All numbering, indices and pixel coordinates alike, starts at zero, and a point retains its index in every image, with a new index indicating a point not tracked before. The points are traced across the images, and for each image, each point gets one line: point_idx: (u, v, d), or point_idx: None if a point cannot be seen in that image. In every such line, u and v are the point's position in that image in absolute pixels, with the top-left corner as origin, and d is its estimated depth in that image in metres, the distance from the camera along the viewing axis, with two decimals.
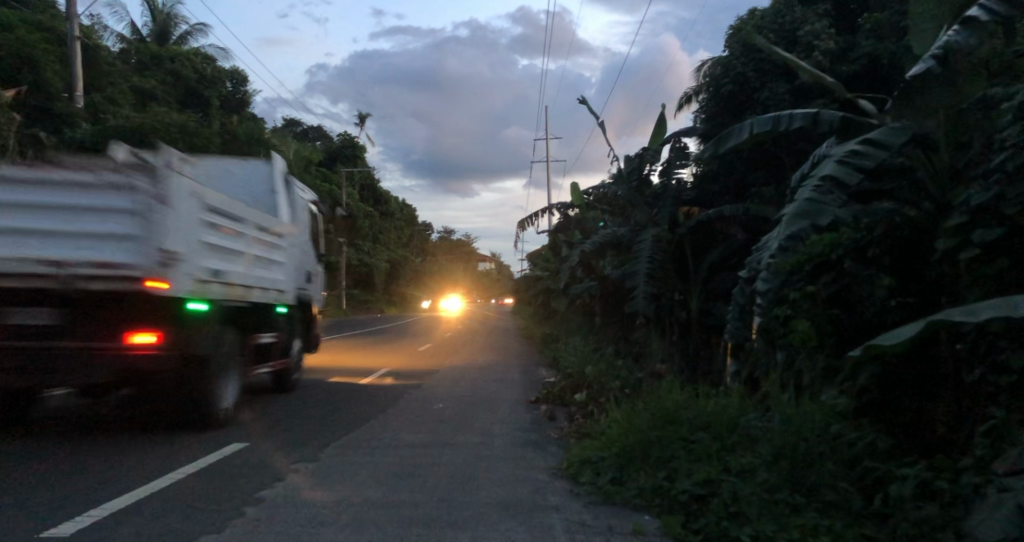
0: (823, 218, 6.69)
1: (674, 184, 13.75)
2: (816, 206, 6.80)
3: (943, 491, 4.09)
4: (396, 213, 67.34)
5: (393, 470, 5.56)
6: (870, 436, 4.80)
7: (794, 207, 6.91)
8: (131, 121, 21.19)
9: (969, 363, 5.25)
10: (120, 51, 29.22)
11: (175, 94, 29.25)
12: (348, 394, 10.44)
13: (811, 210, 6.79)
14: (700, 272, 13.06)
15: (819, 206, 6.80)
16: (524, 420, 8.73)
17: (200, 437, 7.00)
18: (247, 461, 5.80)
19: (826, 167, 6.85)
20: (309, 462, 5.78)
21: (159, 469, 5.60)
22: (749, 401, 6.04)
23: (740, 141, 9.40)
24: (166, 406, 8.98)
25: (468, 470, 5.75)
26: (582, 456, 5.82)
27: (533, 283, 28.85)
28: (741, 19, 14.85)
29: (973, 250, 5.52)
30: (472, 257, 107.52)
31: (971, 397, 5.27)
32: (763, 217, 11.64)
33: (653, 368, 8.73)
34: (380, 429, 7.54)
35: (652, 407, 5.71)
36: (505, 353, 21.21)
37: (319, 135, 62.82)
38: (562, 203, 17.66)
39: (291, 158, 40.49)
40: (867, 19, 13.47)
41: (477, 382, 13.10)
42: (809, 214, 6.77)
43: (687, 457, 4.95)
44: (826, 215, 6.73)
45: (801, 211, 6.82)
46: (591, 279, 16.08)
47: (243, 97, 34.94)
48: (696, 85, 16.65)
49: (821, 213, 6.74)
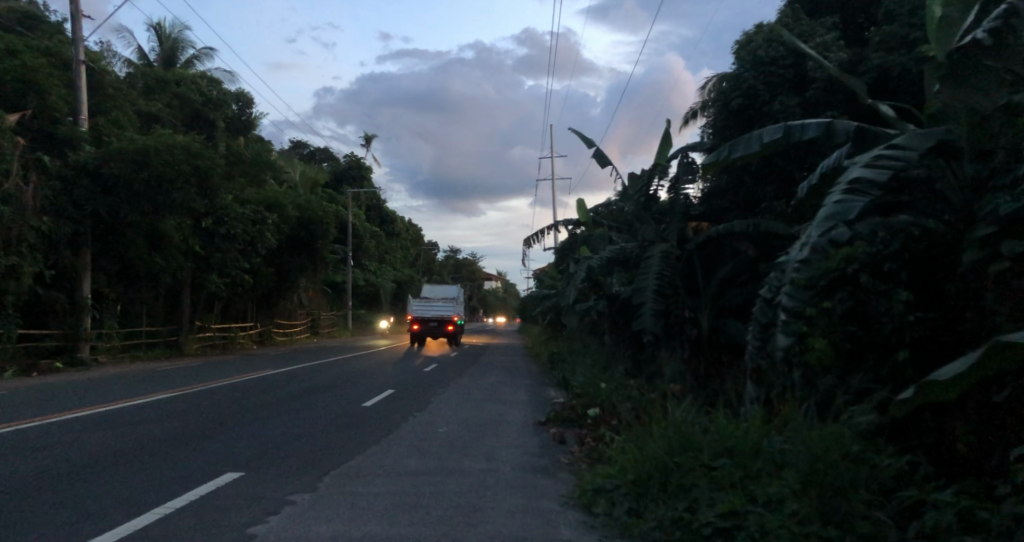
0: (851, 218, 6.17)
1: (682, 200, 13.56)
2: (845, 206, 6.30)
3: (985, 520, 3.81)
4: (401, 233, 67.49)
5: (395, 501, 5.28)
6: (903, 462, 4.47)
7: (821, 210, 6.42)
8: (137, 144, 21.21)
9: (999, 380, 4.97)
10: (126, 74, 29.39)
11: (181, 117, 29.39)
12: (351, 418, 10.14)
13: (841, 210, 6.29)
14: (710, 288, 12.78)
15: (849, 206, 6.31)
16: (533, 444, 8.43)
17: (195, 466, 6.74)
18: (242, 493, 5.50)
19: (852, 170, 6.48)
20: (306, 493, 5.51)
21: (154, 499, 5.38)
22: (769, 423, 5.72)
23: (749, 151, 9.15)
24: (163, 432, 8.74)
25: (473, 499, 5.45)
26: (596, 484, 5.52)
27: (541, 301, 28.62)
28: (746, 34, 14.73)
29: (1003, 262, 5.25)
30: (477, 276, 107.42)
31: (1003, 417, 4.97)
32: (774, 232, 11.41)
33: (666, 388, 8.43)
34: (382, 456, 7.25)
35: (667, 430, 5.39)
36: (512, 373, 20.87)
37: (326, 156, 63.22)
38: (569, 221, 17.45)
39: (296, 179, 40.60)
40: (875, 31, 13.29)
41: (482, 403, 12.78)
42: (837, 215, 6.28)
43: (707, 486, 4.64)
44: (855, 213, 6.21)
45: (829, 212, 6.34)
46: (599, 297, 15.82)
47: (249, 119, 35.12)
48: (703, 100, 16.51)
49: (851, 213, 6.23)
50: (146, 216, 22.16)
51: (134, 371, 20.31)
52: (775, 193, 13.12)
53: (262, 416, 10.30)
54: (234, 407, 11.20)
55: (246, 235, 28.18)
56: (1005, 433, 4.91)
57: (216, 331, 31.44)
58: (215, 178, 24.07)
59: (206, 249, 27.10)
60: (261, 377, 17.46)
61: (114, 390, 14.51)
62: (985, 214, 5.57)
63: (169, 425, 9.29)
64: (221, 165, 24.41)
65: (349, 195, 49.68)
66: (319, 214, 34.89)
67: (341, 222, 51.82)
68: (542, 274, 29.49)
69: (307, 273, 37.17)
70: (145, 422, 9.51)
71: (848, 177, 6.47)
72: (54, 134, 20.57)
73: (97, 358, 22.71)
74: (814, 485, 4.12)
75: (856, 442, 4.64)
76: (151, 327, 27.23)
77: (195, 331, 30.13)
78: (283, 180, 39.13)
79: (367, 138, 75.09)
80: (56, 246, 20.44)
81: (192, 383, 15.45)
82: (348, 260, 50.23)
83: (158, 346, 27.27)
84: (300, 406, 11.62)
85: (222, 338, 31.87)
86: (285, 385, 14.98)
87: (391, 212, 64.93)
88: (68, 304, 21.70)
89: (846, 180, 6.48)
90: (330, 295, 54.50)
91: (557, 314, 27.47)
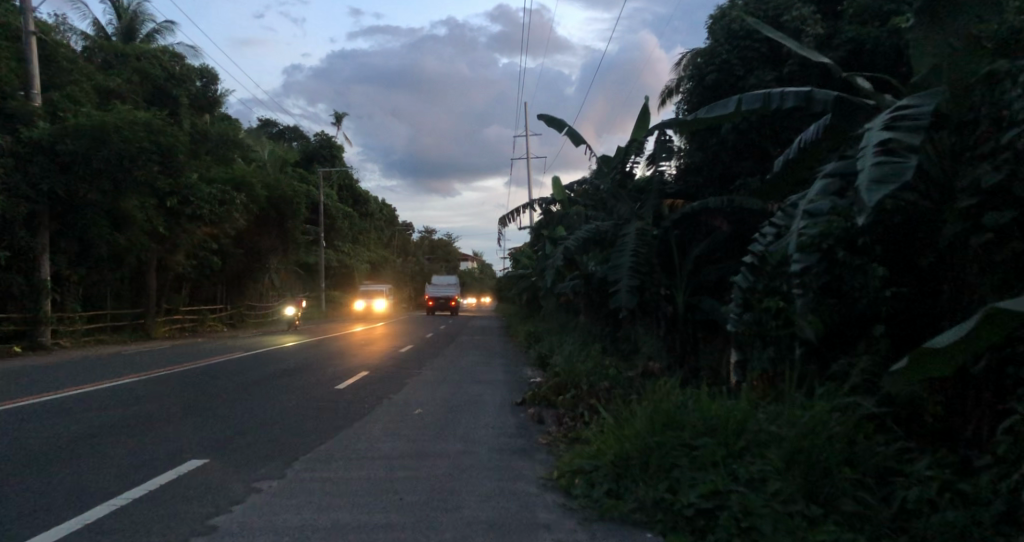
0: (910, 177, 5.65)
1: (658, 177, 13.44)
2: (893, 167, 5.78)
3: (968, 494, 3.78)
4: (374, 213, 66.73)
5: (366, 487, 5.09)
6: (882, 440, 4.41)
7: (866, 174, 5.81)
8: (94, 120, 20.42)
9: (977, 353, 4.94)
10: (83, 48, 28.21)
11: (142, 93, 28.37)
12: (324, 402, 9.94)
13: (893, 171, 5.74)
14: (686, 265, 12.72)
15: (896, 167, 5.81)
16: (510, 425, 8.31)
17: (157, 453, 6.48)
18: (205, 481, 5.26)
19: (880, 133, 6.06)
20: (274, 479, 5.31)
21: (111, 488, 5.14)
22: (749, 400, 5.63)
23: (726, 113, 9.18)
24: (126, 419, 8.42)
25: (450, 483, 5.29)
26: (574, 465, 5.40)
27: (517, 280, 28.52)
28: (720, 7, 14.56)
29: (985, 234, 5.20)
30: (452, 256, 107.00)
31: (979, 390, 4.95)
32: (748, 209, 11.37)
33: (643, 365, 8.34)
34: (355, 440, 7.08)
35: (649, 409, 5.26)
36: (488, 353, 20.78)
37: (296, 134, 61.88)
38: (544, 199, 17.23)
39: (265, 159, 39.67)
40: (849, 4, 13.22)
41: (457, 384, 12.63)
42: (890, 176, 5.71)
43: (689, 465, 4.53)
44: (909, 173, 5.71)
45: (881, 174, 5.76)
46: (574, 275, 15.73)
47: (215, 96, 34.06)
48: (678, 77, 16.36)
49: (906, 173, 5.71)
50: (108, 196, 21.43)
51: (98, 355, 19.77)
52: (750, 169, 13.07)
53: (230, 400, 10.03)
54: (201, 392, 10.88)
55: (213, 215, 27.41)
56: (984, 405, 4.88)
57: (185, 314, 30.79)
58: (178, 156, 23.41)
59: (172, 229, 26.38)
60: (231, 360, 17.08)
61: (76, 375, 14.03)
62: (966, 185, 5.51)
63: (132, 411, 8.98)
64: (185, 142, 23.74)
65: (320, 174, 48.75)
66: (289, 193, 34.20)
67: (312, 202, 50.92)
68: (517, 254, 29.35)
69: (278, 254, 36.56)
70: (107, 408, 9.18)
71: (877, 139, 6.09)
72: (6, 109, 19.66)
73: (58, 342, 22.06)
74: (799, 462, 4.02)
75: (838, 416, 4.55)
76: (116, 310, 26.55)
77: (163, 313, 29.45)
78: (251, 159, 38.17)
79: (337, 116, 73.84)
80: (11, 228, 19.62)
81: (157, 368, 15.06)
82: (320, 241, 49.52)
83: (124, 330, 26.64)
84: (270, 389, 11.35)
85: (191, 321, 31.29)
86: (256, 369, 14.66)
87: (363, 192, 64.12)
88: (26, 286, 20.97)
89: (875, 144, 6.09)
90: (302, 276, 53.80)
91: (532, 294, 27.39)
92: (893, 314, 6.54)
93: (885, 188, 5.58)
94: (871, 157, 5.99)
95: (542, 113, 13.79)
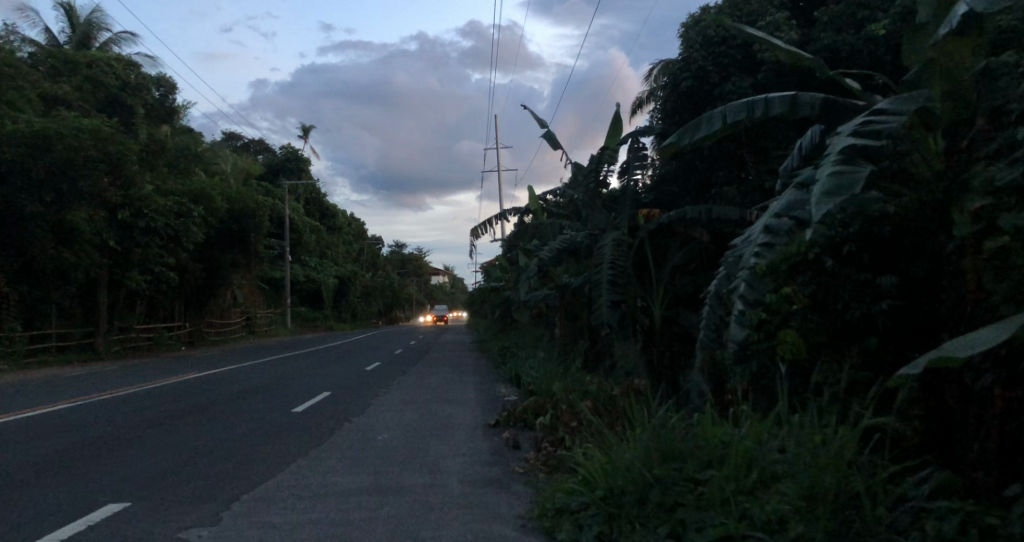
0: (859, 191, 5.56)
1: (632, 187, 12.99)
2: (846, 180, 5.69)
3: (996, 531, 3.29)
4: (342, 226, 65.75)
5: (315, 534, 4.40)
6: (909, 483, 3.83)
7: (819, 184, 5.74)
8: (34, 127, 19.40)
9: (980, 370, 4.44)
10: (30, 55, 27.03)
11: (94, 103, 27.24)
12: (277, 429, 9.18)
13: (845, 183, 5.65)
14: (663, 276, 12.20)
15: (850, 179, 5.73)
16: (481, 450, 7.68)
17: (72, 496, 5.69)
18: (122, 533, 4.49)
19: (843, 142, 5.98)
20: (206, 527, 4.58)
21: (7, 538, 4.37)
22: (748, 422, 5.08)
23: (713, 131, 8.79)
24: (49, 455, 7.61)
25: (413, 526, 4.62)
26: (559, 503, 4.84)
27: (491, 294, 27.95)
28: (693, 15, 14.26)
29: (1001, 240, 4.53)
30: (422, 270, 106.34)
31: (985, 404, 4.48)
32: (726, 218, 10.95)
33: (628, 383, 7.80)
34: (306, 473, 6.38)
35: (644, 436, 4.70)
36: (460, 370, 20.05)
37: (260, 148, 60.91)
38: (516, 210, 16.66)
39: (227, 172, 38.59)
40: (823, 12, 12.97)
41: (424, 405, 11.91)
42: (843, 188, 5.63)
43: (694, 504, 4.01)
44: (859, 185, 5.62)
45: (832, 185, 5.68)
46: (548, 288, 15.19)
47: (172, 106, 32.96)
48: (651, 87, 16.04)
49: (857, 186, 5.63)
50: (49, 207, 20.29)
51: (42, 377, 18.81)
52: (726, 178, 12.67)
53: (172, 429, 9.19)
54: (140, 422, 9.98)
55: (168, 229, 26.53)
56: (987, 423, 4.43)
57: (139, 333, 29.68)
58: (129, 167, 22.52)
59: (124, 243, 25.24)
60: (183, 382, 16.22)
61: (13, 403, 13.10)
62: (973, 185, 5.06)
63: (58, 445, 8.13)
64: (136, 150, 22.71)
65: (285, 187, 47.71)
66: (251, 206, 33.15)
67: (277, 215, 49.91)
68: (488, 266, 28.84)
69: (240, 270, 35.51)
70: (32, 442, 8.37)
71: (839, 146, 5.99)
72: None
73: None
74: (821, 499, 3.46)
75: (850, 438, 4.04)
76: (63, 330, 25.33)
77: (115, 333, 28.22)
78: (213, 172, 37.14)
79: (304, 130, 73.17)
80: None
81: (103, 393, 14.16)
82: (286, 255, 48.52)
83: (72, 349, 25.44)
84: (218, 415, 10.53)
85: (148, 341, 30.01)
86: (208, 392, 13.91)
87: (330, 206, 63.25)
88: None
89: (837, 151, 5.99)
90: (267, 291, 52.63)
91: (505, 308, 26.85)
92: (886, 328, 6.06)
93: (830, 199, 5.51)
94: (829, 167, 5.91)
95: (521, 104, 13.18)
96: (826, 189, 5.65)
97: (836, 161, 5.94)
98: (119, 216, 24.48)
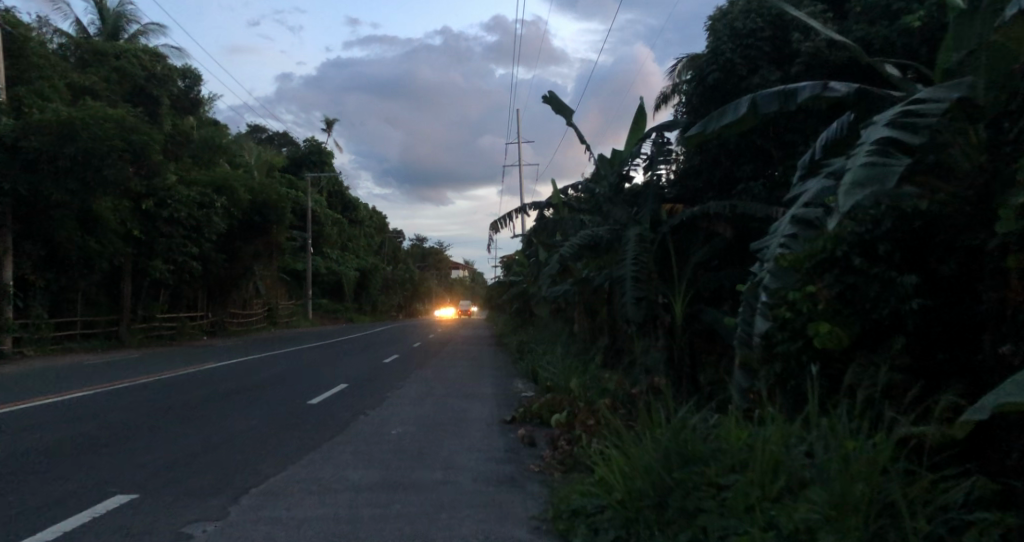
0: (893, 182, 5.36)
1: (656, 182, 12.77)
2: (878, 170, 5.49)
3: None
4: (365, 219, 66.11)
5: (324, 530, 4.31)
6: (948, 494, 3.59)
7: (852, 174, 5.54)
8: (62, 115, 19.71)
9: None
10: (60, 46, 27.48)
11: (120, 93, 27.64)
12: (290, 421, 9.16)
13: (879, 174, 5.45)
14: (684, 273, 11.95)
15: (884, 170, 5.52)
16: (496, 447, 7.55)
17: (80, 486, 5.65)
18: (129, 524, 4.43)
19: (879, 132, 5.75)
20: (213, 522, 4.49)
21: (16, 527, 4.34)
22: (773, 424, 4.87)
23: (739, 118, 8.31)
24: (66, 441, 7.67)
25: (423, 525, 4.48)
26: (574, 505, 4.70)
27: (510, 288, 27.84)
28: (721, 7, 13.92)
29: None
30: (442, 264, 106.72)
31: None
32: (751, 214, 10.67)
33: (647, 382, 7.61)
34: (319, 467, 6.32)
35: (664, 438, 4.51)
36: (478, 365, 19.99)
37: (285, 140, 61.51)
38: (536, 203, 16.50)
39: (251, 163, 38.92)
40: (857, 2, 12.55)
41: (440, 400, 11.82)
42: (875, 177, 5.43)
43: (717, 511, 3.81)
44: (894, 177, 5.41)
45: (863, 175, 5.49)
46: (568, 284, 15.01)
47: (198, 97, 33.25)
48: (676, 81, 15.74)
49: (892, 177, 5.42)
50: (75, 196, 20.65)
51: (67, 363, 19.21)
52: (752, 173, 12.35)
53: (188, 420, 9.20)
54: (157, 410, 10.04)
55: (191, 219, 26.77)
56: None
57: (162, 322, 30.10)
58: (153, 157, 22.78)
59: (147, 232, 25.55)
60: (202, 371, 16.34)
61: (35, 388, 13.29)
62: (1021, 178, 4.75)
63: (75, 432, 8.18)
64: (159, 139, 22.99)
65: (308, 180, 48.03)
66: (273, 197, 33.34)
67: (300, 208, 50.27)
68: (507, 261, 28.70)
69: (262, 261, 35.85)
70: (49, 429, 8.42)
71: (875, 136, 5.77)
72: None
73: (21, 350, 21.22)
74: (852, 508, 3.25)
75: (883, 444, 3.82)
76: (88, 318, 25.80)
77: (139, 321, 28.69)
78: (237, 164, 37.50)
79: (327, 123, 73.56)
80: None
81: (122, 381, 14.29)
82: (307, 247, 48.92)
83: (97, 337, 25.90)
84: (233, 406, 10.56)
85: (170, 330, 30.46)
86: (225, 382, 13.98)
87: (352, 199, 63.63)
88: None
89: (872, 141, 5.77)
90: (289, 283, 53.16)
91: (524, 303, 26.70)
92: (921, 328, 5.78)
93: (862, 191, 5.31)
94: (863, 157, 5.70)
95: (547, 95, 13.04)
96: (857, 179, 5.47)
97: (870, 151, 5.73)
98: (143, 206, 24.79)
